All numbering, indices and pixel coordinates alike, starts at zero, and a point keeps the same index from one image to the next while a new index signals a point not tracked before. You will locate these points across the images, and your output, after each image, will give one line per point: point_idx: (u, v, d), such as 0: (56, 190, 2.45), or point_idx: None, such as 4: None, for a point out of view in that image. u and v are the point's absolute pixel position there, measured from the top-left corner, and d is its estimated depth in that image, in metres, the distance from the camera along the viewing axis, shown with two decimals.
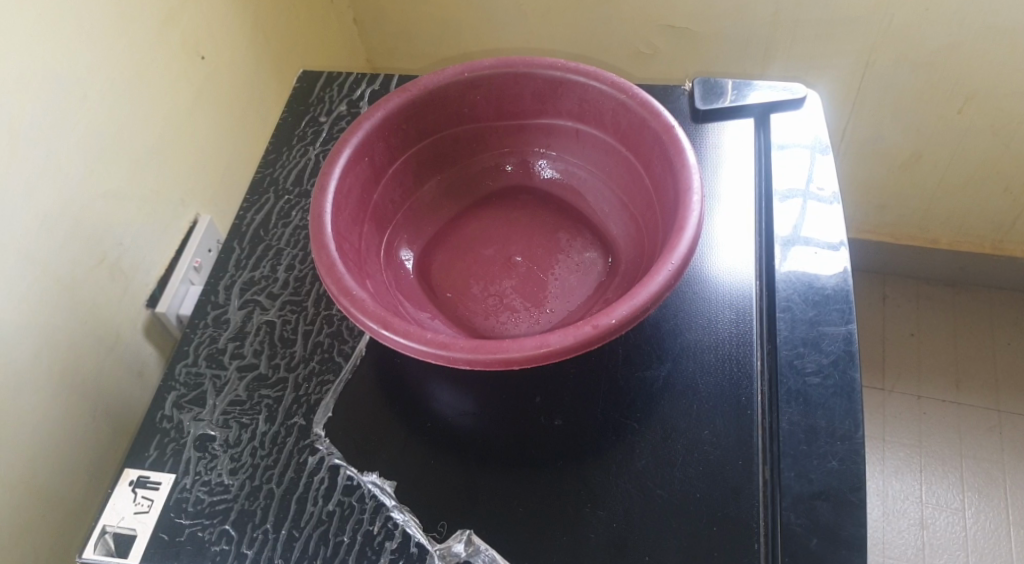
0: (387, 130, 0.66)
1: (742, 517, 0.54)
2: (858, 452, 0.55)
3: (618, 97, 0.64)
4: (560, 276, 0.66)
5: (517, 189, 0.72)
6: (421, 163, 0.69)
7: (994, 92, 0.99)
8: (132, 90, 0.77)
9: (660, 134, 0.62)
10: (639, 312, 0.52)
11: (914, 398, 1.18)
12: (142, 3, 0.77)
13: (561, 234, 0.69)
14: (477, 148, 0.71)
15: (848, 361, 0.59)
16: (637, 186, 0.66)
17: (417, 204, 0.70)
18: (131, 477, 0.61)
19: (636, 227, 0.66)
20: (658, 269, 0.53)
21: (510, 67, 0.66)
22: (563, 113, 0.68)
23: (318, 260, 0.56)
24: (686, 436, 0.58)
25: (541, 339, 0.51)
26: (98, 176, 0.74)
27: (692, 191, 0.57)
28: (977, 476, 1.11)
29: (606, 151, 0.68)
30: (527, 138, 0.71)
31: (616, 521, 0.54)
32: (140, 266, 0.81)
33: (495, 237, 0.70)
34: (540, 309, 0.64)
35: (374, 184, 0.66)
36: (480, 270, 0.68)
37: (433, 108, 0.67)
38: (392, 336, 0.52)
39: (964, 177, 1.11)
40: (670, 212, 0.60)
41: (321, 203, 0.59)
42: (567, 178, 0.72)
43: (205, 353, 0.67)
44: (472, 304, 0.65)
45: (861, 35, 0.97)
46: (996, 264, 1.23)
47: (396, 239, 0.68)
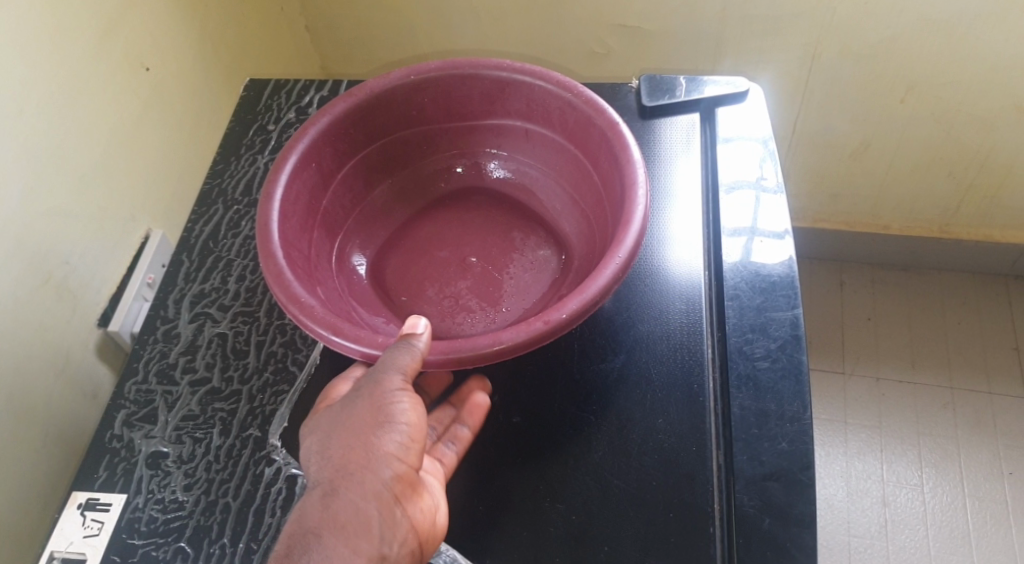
0: (335, 135, 0.65)
1: (697, 501, 0.55)
2: (806, 433, 0.56)
3: (563, 95, 0.64)
4: (515, 274, 0.67)
5: (470, 190, 0.73)
6: (370, 168, 0.69)
7: (933, 81, 1.02)
8: (73, 106, 0.76)
9: (606, 131, 0.62)
10: (588, 308, 0.52)
11: (873, 380, 1.21)
12: (81, 16, 0.76)
13: (515, 233, 0.70)
14: (427, 151, 0.72)
15: (795, 345, 0.60)
16: (587, 182, 0.67)
17: (369, 209, 0.70)
18: (80, 500, 0.60)
19: (587, 224, 0.67)
20: (605, 263, 0.53)
21: (456, 69, 0.66)
22: (512, 113, 0.69)
23: (267, 269, 0.56)
24: (641, 425, 0.58)
25: (494, 336, 0.51)
26: (39, 195, 0.72)
27: (638, 185, 0.58)
28: (935, 452, 1.14)
29: (555, 149, 0.69)
30: (477, 139, 0.71)
31: (575, 514, 0.55)
32: (90, 284, 0.79)
33: (449, 238, 0.70)
34: (495, 309, 0.65)
35: (323, 191, 0.66)
36: (435, 272, 0.68)
37: (380, 113, 0.67)
38: (343, 341, 0.52)
39: (910, 164, 1.15)
40: (619, 208, 0.61)
41: (268, 211, 0.59)
42: (518, 178, 0.72)
43: (155, 369, 0.66)
44: (427, 305, 0.65)
45: (805, 29, 0.99)
46: (946, 247, 1.26)
47: (349, 245, 0.68)
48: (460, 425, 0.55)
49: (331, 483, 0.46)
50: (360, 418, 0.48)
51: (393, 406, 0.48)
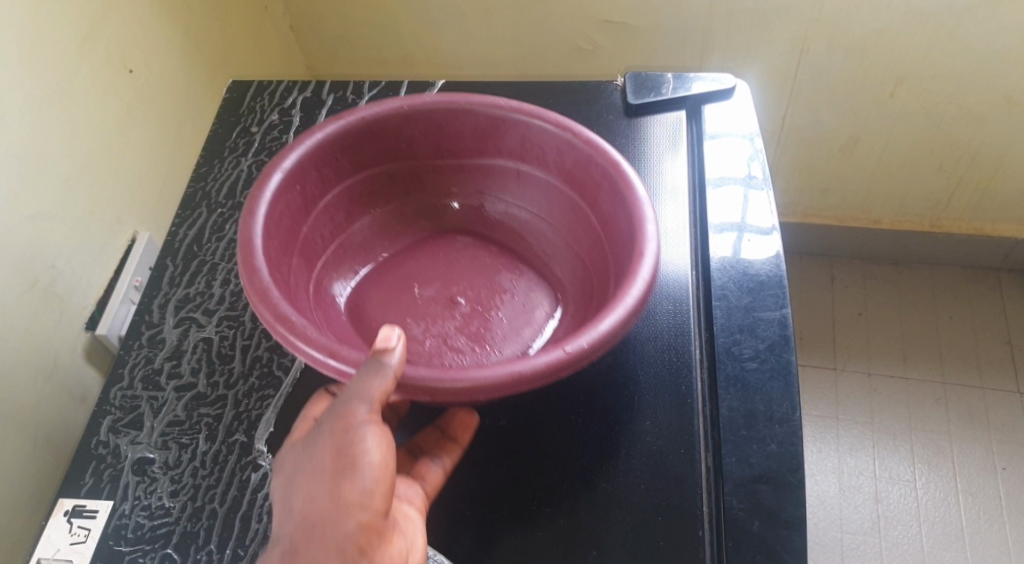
0: (321, 161, 0.64)
1: (685, 504, 0.54)
2: (795, 433, 0.56)
3: (562, 135, 0.63)
4: (502, 316, 0.65)
5: (455, 230, 0.72)
6: (352, 198, 0.68)
7: (922, 75, 1.02)
8: (56, 107, 0.75)
9: (608, 170, 0.61)
10: (603, 346, 0.50)
11: (865, 375, 1.21)
12: (63, 17, 0.75)
13: (503, 274, 0.68)
14: (414, 186, 0.70)
15: (784, 345, 0.60)
16: (581, 223, 0.66)
17: (349, 241, 0.69)
18: (67, 506, 0.59)
19: (580, 268, 0.66)
20: (622, 296, 0.52)
21: (451, 104, 0.65)
22: (504, 153, 0.68)
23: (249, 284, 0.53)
24: (629, 427, 0.58)
25: (511, 365, 0.48)
26: (23, 198, 0.71)
27: (646, 222, 0.57)
28: (927, 448, 1.14)
29: (547, 189, 0.68)
30: (465, 178, 0.70)
31: (563, 517, 0.55)
32: (76, 288, 0.78)
33: (433, 276, 0.68)
34: (484, 348, 0.62)
35: (306, 217, 0.64)
36: (418, 308, 0.66)
37: (370, 140, 0.65)
38: (340, 364, 0.49)
39: (899, 158, 1.14)
40: (622, 244, 0.59)
41: (250, 229, 0.56)
42: (505, 219, 0.71)
43: (141, 375, 0.65)
44: (410, 342, 0.63)
45: (793, 24, 0.99)
46: (937, 241, 1.26)
47: (328, 274, 0.67)
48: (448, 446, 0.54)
49: (293, 540, 0.44)
50: (319, 462, 0.45)
51: (358, 440, 0.44)
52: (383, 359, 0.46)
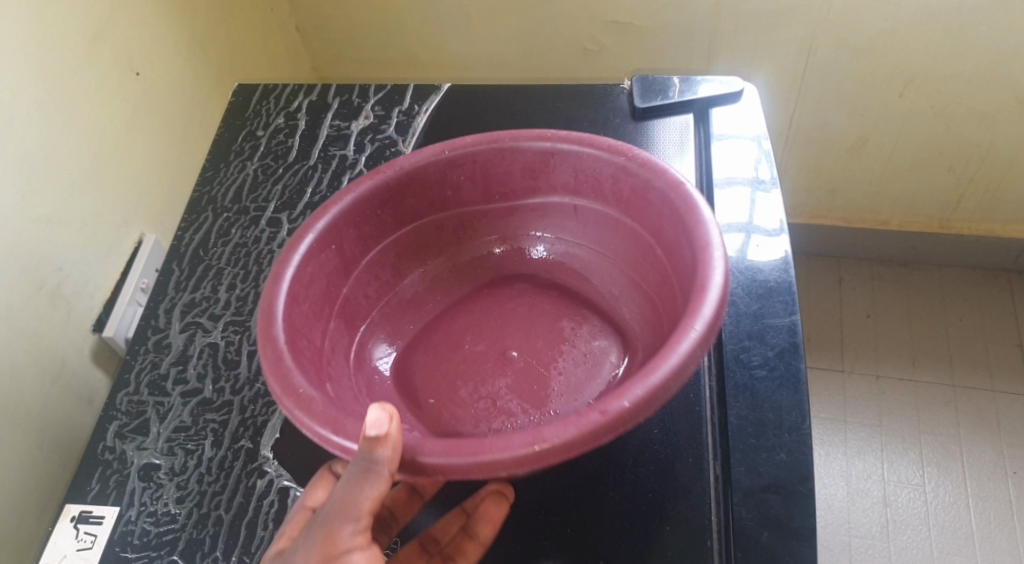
0: (361, 216, 0.62)
1: (693, 513, 0.54)
2: (805, 442, 0.56)
3: (616, 160, 0.59)
4: (562, 370, 0.61)
5: (513, 277, 0.68)
6: (398, 255, 0.66)
7: (932, 75, 1.01)
8: (62, 111, 0.75)
9: (667, 194, 0.56)
10: (653, 396, 0.45)
11: (873, 378, 1.20)
12: (70, 21, 0.75)
13: (564, 322, 0.64)
14: (464, 236, 0.68)
15: (793, 353, 0.60)
16: (646, 260, 0.61)
17: (398, 299, 0.67)
18: (73, 512, 0.59)
19: (648, 308, 0.61)
20: (678, 338, 0.46)
21: (495, 142, 0.62)
22: (559, 189, 0.64)
23: (270, 358, 0.51)
24: (636, 435, 0.58)
25: (533, 433, 0.43)
26: (30, 203, 0.71)
27: (710, 246, 0.51)
28: (936, 451, 1.13)
29: (606, 224, 0.64)
30: (520, 221, 0.67)
31: (570, 527, 0.55)
32: (83, 291, 0.78)
33: (487, 331, 0.64)
34: (540, 411, 0.59)
35: (343, 279, 0.62)
36: (471, 368, 0.62)
37: (411, 194, 0.63)
38: (344, 441, 0.46)
39: (908, 159, 1.14)
40: (687, 279, 0.54)
41: (274, 295, 0.55)
42: (565, 260, 0.67)
43: (147, 380, 0.65)
44: (459, 409, 0.60)
45: (801, 24, 0.98)
46: (946, 242, 1.25)
47: (371, 336, 0.64)
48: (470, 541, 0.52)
49: None
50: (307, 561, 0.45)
51: (345, 561, 0.45)
52: (374, 455, 0.44)
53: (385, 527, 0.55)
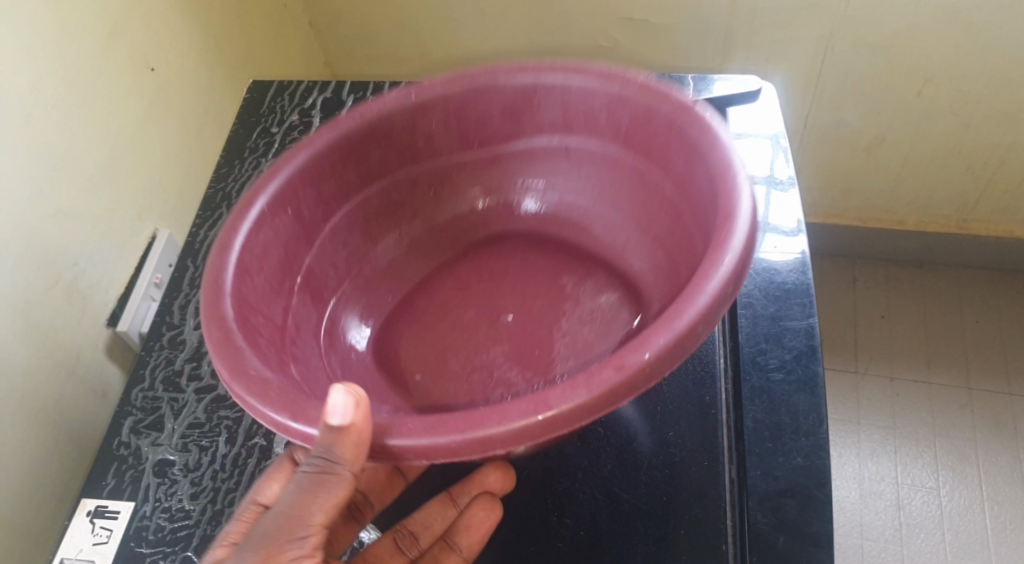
0: (319, 174, 0.59)
1: (708, 518, 0.54)
2: (823, 447, 0.55)
3: (610, 89, 0.57)
4: (566, 330, 0.58)
5: (503, 232, 0.67)
6: (369, 219, 0.64)
7: (951, 74, 0.99)
8: (78, 106, 0.75)
9: (674, 116, 0.54)
10: (685, 339, 0.41)
11: (887, 380, 1.19)
12: (85, 16, 0.75)
13: (565, 278, 0.62)
14: (444, 191, 0.66)
15: (810, 355, 0.59)
16: (654, 202, 0.59)
17: (373, 269, 0.64)
18: (89, 507, 0.60)
19: (660, 255, 0.58)
20: (715, 262, 0.44)
21: (470, 82, 0.61)
22: (546, 130, 0.62)
23: (220, 343, 0.48)
24: (651, 438, 0.58)
25: (534, 402, 0.40)
26: (45, 198, 0.72)
27: (737, 171, 0.49)
28: (951, 455, 1.12)
29: (602, 165, 0.62)
30: (505, 170, 0.66)
31: (584, 529, 0.55)
32: (98, 286, 0.78)
33: (476, 297, 0.63)
34: (544, 376, 0.56)
35: (309, 241, 0.59)
36: (464, 335, 0.60)
37: (375, 146, 0.61)
38: (302, 427, 0.43)
39: (926, 159, 1.12)
40: (709, 212, 0.51)
41: (222, 267, 0.52)
42: (559, 209, 0.66)
43: (161, 376, 0.65)
44: (453, 381, 0.57)
45: (819, 22, 0.97)
46: (963, 243, 1.24)
47: (342, 311, 0.61)
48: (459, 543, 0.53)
49: None
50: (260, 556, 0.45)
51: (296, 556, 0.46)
52: (334, 449, 0.43)
53: (356, 517, 0.56)
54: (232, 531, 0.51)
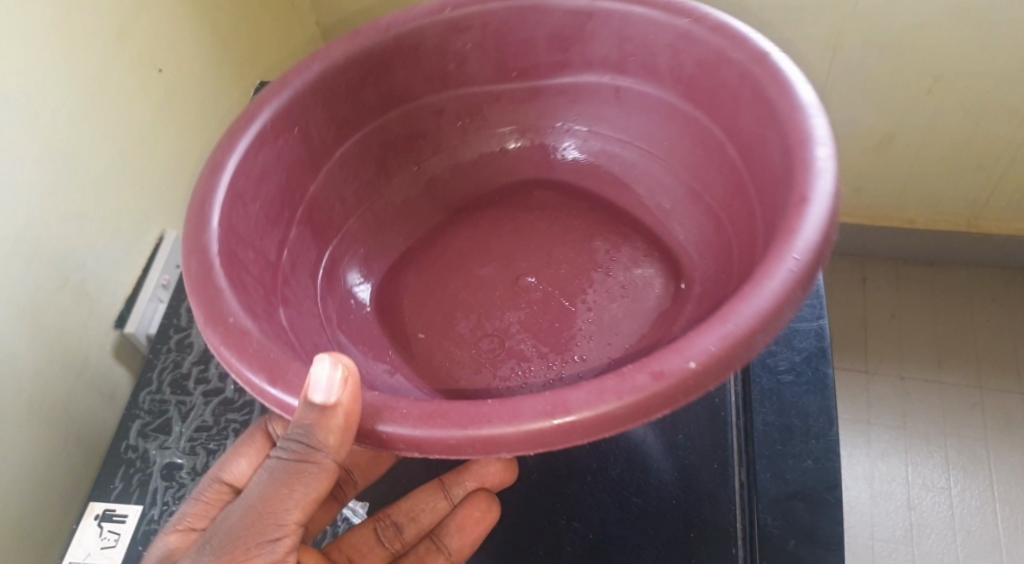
0: (332, 100, 0.65)
1: (719, 520, 0.57)
2: (833, 450, 0.58)
3: (679, 26, 0.62)
4: (592, 302, 0.65)
5: (532, 181, 0.76)
6: (387, 145, 0.72)
7: (960, 71, 1.01)
8: (87, 114, 0.77)
9: (745, 68, 0.58)
10: (736, 349, 0.41)
11: (898, 378, 1.21)
12: (96, 24, 0.77)
13: (597, 241, 0.69)
14: (482, 127, 0.76)
15: (821, 357, 0.63)
16: (715, 160, 0.64)
17: (387, 204, 0.73)
18: (97, 511, 0.62)
19: (709, 231, 0.65)
20: (790, 240, 0.45)
21: (520, 6, 0.67)
22: (600, 68, 0.70)
23: (199, 294, 0.50)
24: (663, 440, 0.62)
25: (551, 401, 0.41)
26: (54, 200, 0.73)
27: (815, 159, 0.49)
28: (963, 455, 1.13)
29: (653, 110, 0.69)
30: (542, 105, 0.74)
31: (593, 533, 0.58)
32: (106, 288, 0.81)
33: (494, 255, 0.70)
34: (562, 353, 0.62)
35: (327, 156, 0.67)
36: (477, 289, 0.68)
37: (399, 67, 0.68)
38: (280, 394, 0.45)
39: (936, 156, 1.14)
40: (777, 185, 0.54)
41: (212, 190, 0.56)
42: (598, 154, 0.75)
43: (169, 380, 0.68)
44: (460, 346, 0.64)
45: (824, 22, 0.98)
46: (970, 240, 1.25)
47: (344, 262, 0.69)
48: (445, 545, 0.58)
49: None
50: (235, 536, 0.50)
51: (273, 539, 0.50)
52: (316, 427, 0.45)
53: (336, 496, 0.62)
54: (190, 514, 0.56)
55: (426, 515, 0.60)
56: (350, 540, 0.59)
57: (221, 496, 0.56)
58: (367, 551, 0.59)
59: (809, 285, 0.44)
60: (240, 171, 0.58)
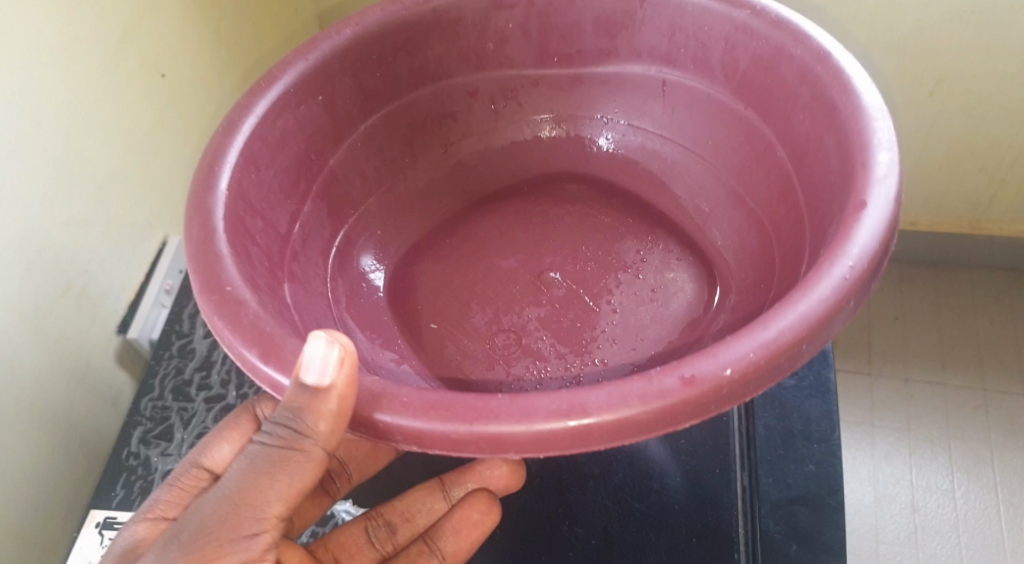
0: (362, 70, 0.65)
1: (721, 525, 0.58)
2: (834, 454, 0.60)
3: (736, 17, 0.61)
4: (617, 304, 0.63)
5: (568, 174, 0.74)
6: (416, 125, 0.71)
7: (964, 75, 0.99)
8: (93, 117, 0.75)
9: (804, 63, 0.56)
10: (778, 358, 0.40)
11: (902, 381, 1.19)
12: (103, 24, 0.75)
13: (628, 239, 0.68)
14: (518, 113, 0.74)
15: (822, 362, 0.65)
16: (764, 165, 0.63)
17: (412, 187, 0.72)
18: (98, 518, 0.61)
19: (749, 236, 0.64)
20: (844, 244, 0.43)
21: None
22: (645, 57, 0.69)
23: (197, 258, 0.48)
24: (665, 444, 0.63)
25: (570, 399, 0.39)
26: (58, 204, 0.72)
27: (875, 163, 0.47)
28: (966, 456, 1.12)
29: (696, 102, 0.68)
30: (582, 94, 0.73)
31: (595, 538, 0.59)
32: (110, 292, 0.80)
33: (516, 246, 0.69)
34: (582, 351, 0.60)
35: (352, 130, 0.67)
36: (496, 283, 0.66)
37: (436, 43, 0.68)
38: (272, 373, 0.43)
39: (940, 160, 1.12)
40: (831, 190, 0.52)
41: (222, 151, 0.55)
42: (635, 150, 0.73)
43: (171, 386, 0.69)
44: (477, 339, 0.62)
45: (829, 21, 0.97)
46: (978, 243, 1.23)
47: (360, 246, 0.68)
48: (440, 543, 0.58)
49: None
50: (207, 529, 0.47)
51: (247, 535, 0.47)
52: (306, 409, 0.43)
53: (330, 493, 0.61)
54: (163, 501, 0.54)
55: (422, 516, 0.62)
56: (340, 538, 0.60)
57: (197, 481, 0.55)
58: (356, 550, 0.61)
59: (860, 294, 0.43)
60: (257, 135, 0.57)
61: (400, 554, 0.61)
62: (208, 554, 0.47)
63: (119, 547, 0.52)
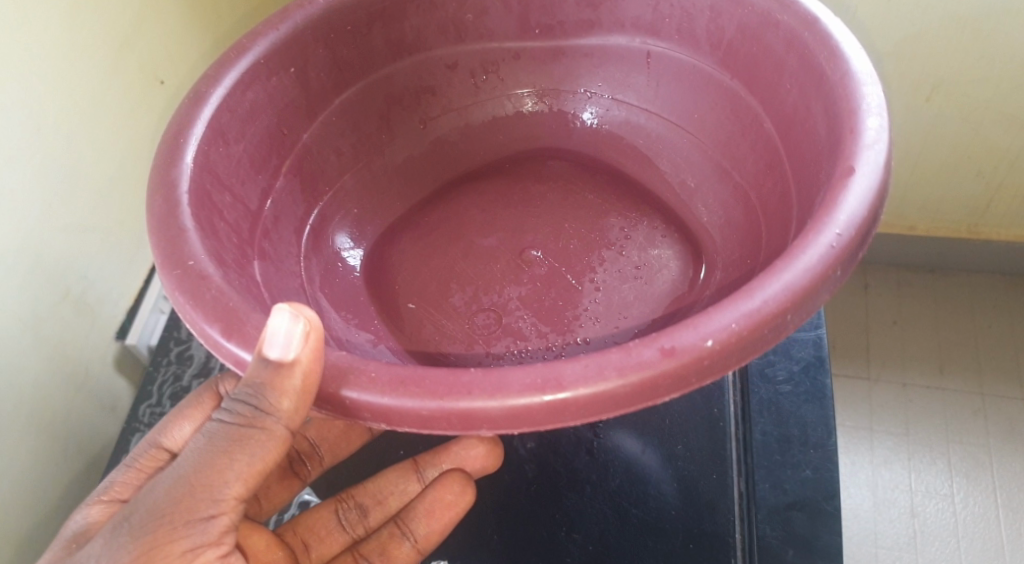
0: (335, 41, 0.63)
1: (717, 532, 0.58)
2: (831, 459, 0.59)
3: None
4: (600, 282, 0.63)
5: (552, 150, 0.74)
6: (394, 100, 0.70)
7: (958, 79, 0.98)
8: (91, 125, 0.74)
9: (792, 31, 0.55)
10: (762, 328, 0.39)
11: (900, 386, 1.18)
12: (105, 28, 0.74)
13: (611, 216, 0.68)
14: (498, 87, 0.73)
15: (819, 367, 0.64)
16: (749, 136, 0.62)
17: (391, 163, 0.71)
18: None
19: (731, 211, 0.64)
20: (831, 211, 0.43)
21: None
22: (631, 30, 0.68)
23: (159, 231, 0.48)
24: (662, 451, 0.62)
25: (545, 372, 0.38)
26: (56, 211, 0.71)
27: (863, 130, 0.46)
28: (964, 461, 1.11)
29: (683, 74, 0.67)
30: (567, 67, 0.72)
31: (592, 544, 0.58)
32: (107, 299, 0.79)
33: (500, 225, 0.69)
34: (563, 332, 0.61)
35: (326, 105, 0.66)
36: (478, 262, 0.66)
37: (414, 13, 0.66)
38: (234, 348, 0.43)
39: (937, 164, 1.10)
40: (819, 162, 0.52)
41: (188, 122, 0.54)
42: (614, 124, 0.73)
43: (170, 393, 0.70)
44: (455, 320, 0.62)
45: None
46: (976, 248, 1.22)
47: (335, 226, 0.67)
48: (413, 526, 0.59)
49: None
50: (160, 511, 0.46)
51: (203, 518, 0.46)
52: (268, 382, 0.44)
53: (297, 474, 0.64)
54: (116, 484, 0.56)
55: (394, 498, 0.62)
56: (307, 522, 0.61)
57: (155, 461, 0.57)
58: (326, 533, 0.62)
59: (847, 263, 0.42)
60: (225, 106, 0.56)
61: (370, 536, 0.61)
62: (159, 538, 0.45)
63: (70, 530, 0.53)
